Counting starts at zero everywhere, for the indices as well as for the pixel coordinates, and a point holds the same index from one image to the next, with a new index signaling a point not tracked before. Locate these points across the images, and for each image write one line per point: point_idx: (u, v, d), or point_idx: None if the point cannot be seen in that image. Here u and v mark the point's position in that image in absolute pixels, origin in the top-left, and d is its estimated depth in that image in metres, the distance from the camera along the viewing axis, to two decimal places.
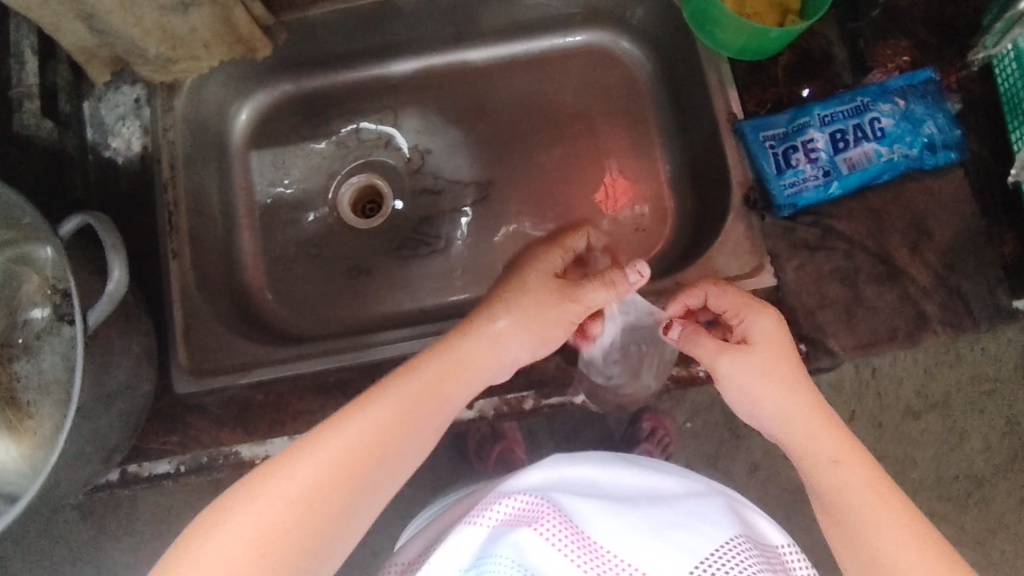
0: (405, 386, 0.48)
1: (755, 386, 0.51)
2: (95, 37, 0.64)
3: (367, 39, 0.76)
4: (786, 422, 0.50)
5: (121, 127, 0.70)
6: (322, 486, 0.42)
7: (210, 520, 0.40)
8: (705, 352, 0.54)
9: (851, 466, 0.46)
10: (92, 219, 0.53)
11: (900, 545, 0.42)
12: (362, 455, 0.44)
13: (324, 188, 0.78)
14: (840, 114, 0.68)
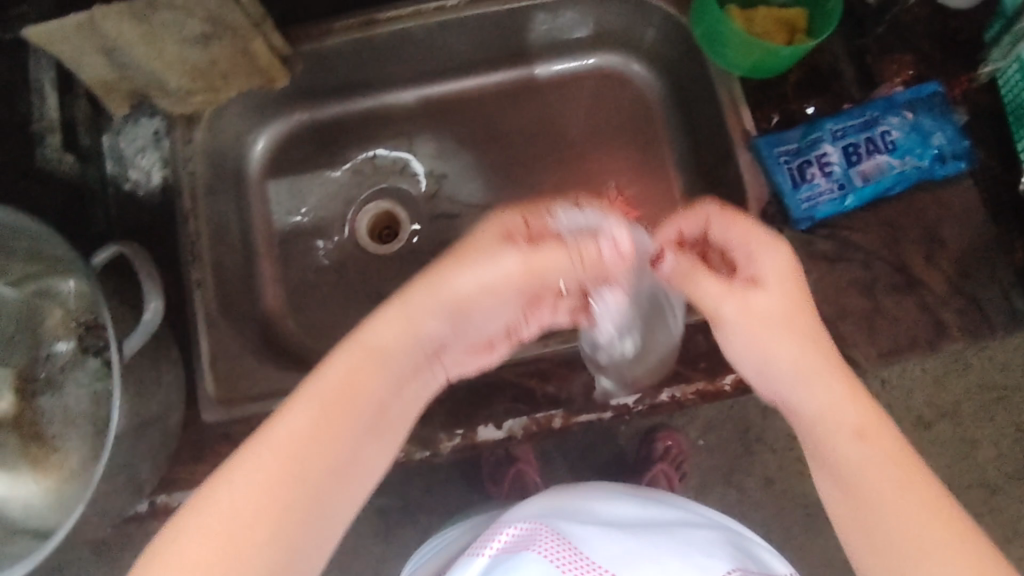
0: (316, 382, 0.42)
1: (759, 328, 0.48)
2: (117, 71, 0.65)
3: (383, 68, 0.77)
4: (800, 383, 0.47)
5: (141, 159, 0.70)
6: (269, 494, 0.39)
7: (169, 545, 0.36)
8: (706, 288, 0.50)
9: (876, 447, 0.43)
10: (126, 250, 0.53)
11: (923, 531, 0.40)
12: (307, 456, 0.40)
13: (341, 215, 0.79)
14: (851, 129, 0.70)
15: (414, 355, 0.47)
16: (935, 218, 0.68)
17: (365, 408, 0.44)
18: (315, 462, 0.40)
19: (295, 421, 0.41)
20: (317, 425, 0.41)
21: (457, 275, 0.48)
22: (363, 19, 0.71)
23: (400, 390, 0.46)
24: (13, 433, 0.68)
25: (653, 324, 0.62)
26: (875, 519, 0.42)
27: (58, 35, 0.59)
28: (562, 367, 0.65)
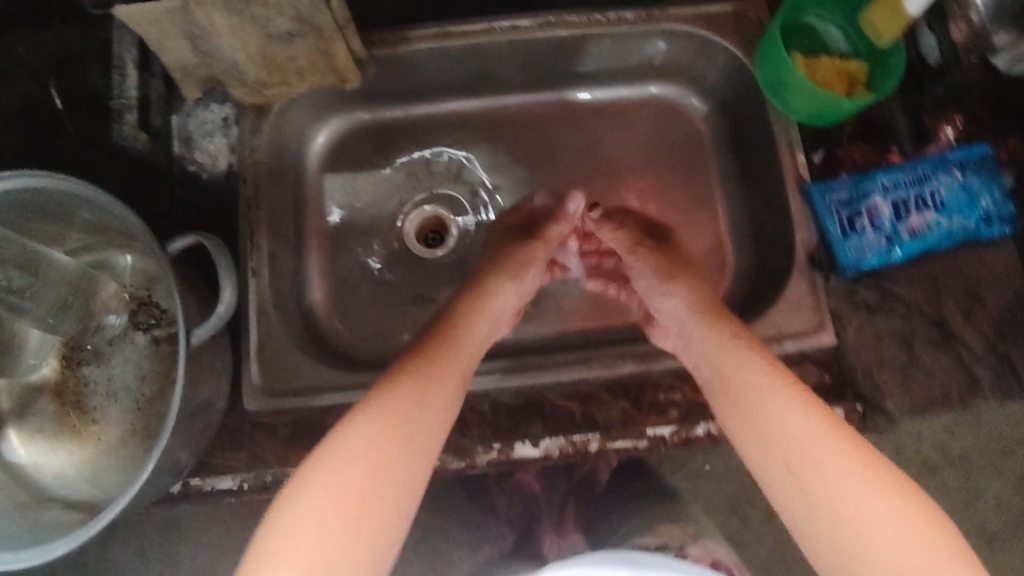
0: (409, 378, 0.54)
1: (736, 358, 0.59)
2: (199, 58, 0.67)
3: (448, 77, 0.78)
4: (743, 378, 0.57)
5: (208, 143, 0.71)
6: (377, 451, 0.49)
7: (290, 493, 0.47)
8: (667, 304, 0.68)
9: (791, 403, 0.54)
10: (205, 239, 0.57)
11: (829, 455, 0.49)
12: (393, 407, 0.51)
13: (392, 216, 0.79)
14: (902, 183, 0.71)
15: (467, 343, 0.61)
16: (976, 278, 0.70)
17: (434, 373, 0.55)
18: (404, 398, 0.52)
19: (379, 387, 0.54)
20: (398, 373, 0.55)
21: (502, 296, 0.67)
22: (439, 30, 0.73)
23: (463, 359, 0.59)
24: (54, 402, 0.68)
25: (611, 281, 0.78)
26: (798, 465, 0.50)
27: (148, 17, 0.60)
28: (603, 392, 0.67)
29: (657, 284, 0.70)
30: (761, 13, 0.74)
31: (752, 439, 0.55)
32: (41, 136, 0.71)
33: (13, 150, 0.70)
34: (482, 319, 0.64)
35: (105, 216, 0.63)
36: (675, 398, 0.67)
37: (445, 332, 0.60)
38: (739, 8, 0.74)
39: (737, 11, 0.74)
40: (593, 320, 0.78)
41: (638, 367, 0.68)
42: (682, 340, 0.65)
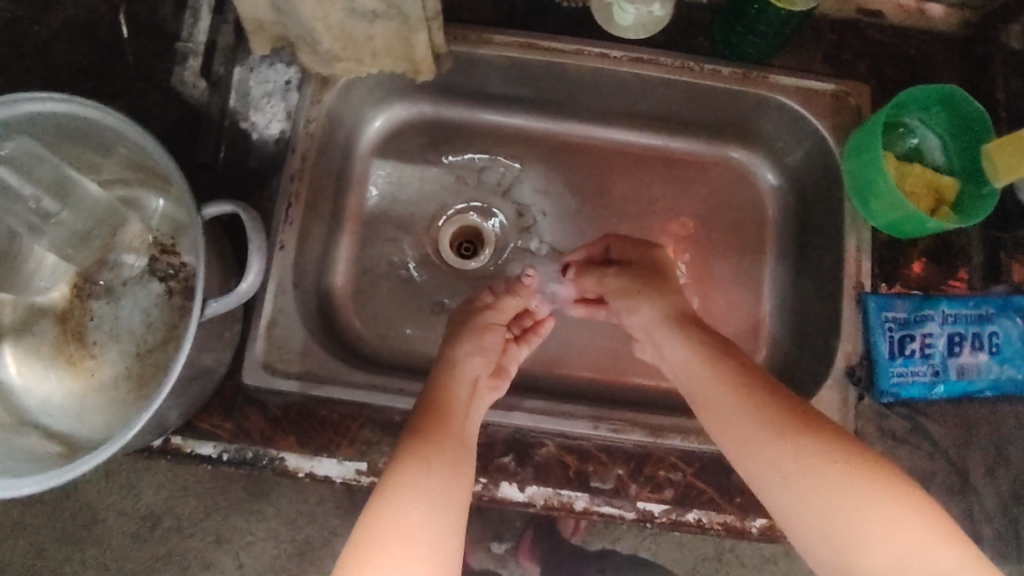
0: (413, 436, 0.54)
1: (693, 370, 0.58)
2: (278, 16, 0.63)
3: (523, 89, 0.74)
4: (687, 379, 0.58)
5: (265, 104, 0.68)
6: (416, 514, 0.48)
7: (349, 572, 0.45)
8: (637, 317, 0.64)
9: (729, 395, 0.54)
10: (243, 211, 0.55)
11: (816, 462, 0.49)
12: (423, 470, 0.51)
13: (432, 217, 0.77)
14: (963, 317, 0.68)
15: (460, 394, 0.59)
16: (1011, 430, 0.66)
17: (445, 421, 0.56)
18: (426, 449, 0.52)
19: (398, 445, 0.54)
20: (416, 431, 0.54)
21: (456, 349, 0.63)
22: (527, 41, 0.69)
23: (464, 410, 0.58)
24: (54, 327, 0.67)
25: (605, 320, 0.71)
26: (751, 466, 0.52)
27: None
28: (601, 454, 0.64)
29: (625, 299, 0.66)
30: (863, 101, 0.70)
31: (731, 440, 0.54)
32: (100, 55, 0.69)
33: (68, 62, 0.69)
34: (457, 385, 0.60)
35: (142, 155, 0.61)
36: (673, 478, 0.64)
37: (431, 389, 0.59)
38: (841, 90, 0.70)
39: (838, 92, 0.70)
40: (608, 372, 0.75)
41: (644, 438, 0.64)
42: (659, 351, 0.63)
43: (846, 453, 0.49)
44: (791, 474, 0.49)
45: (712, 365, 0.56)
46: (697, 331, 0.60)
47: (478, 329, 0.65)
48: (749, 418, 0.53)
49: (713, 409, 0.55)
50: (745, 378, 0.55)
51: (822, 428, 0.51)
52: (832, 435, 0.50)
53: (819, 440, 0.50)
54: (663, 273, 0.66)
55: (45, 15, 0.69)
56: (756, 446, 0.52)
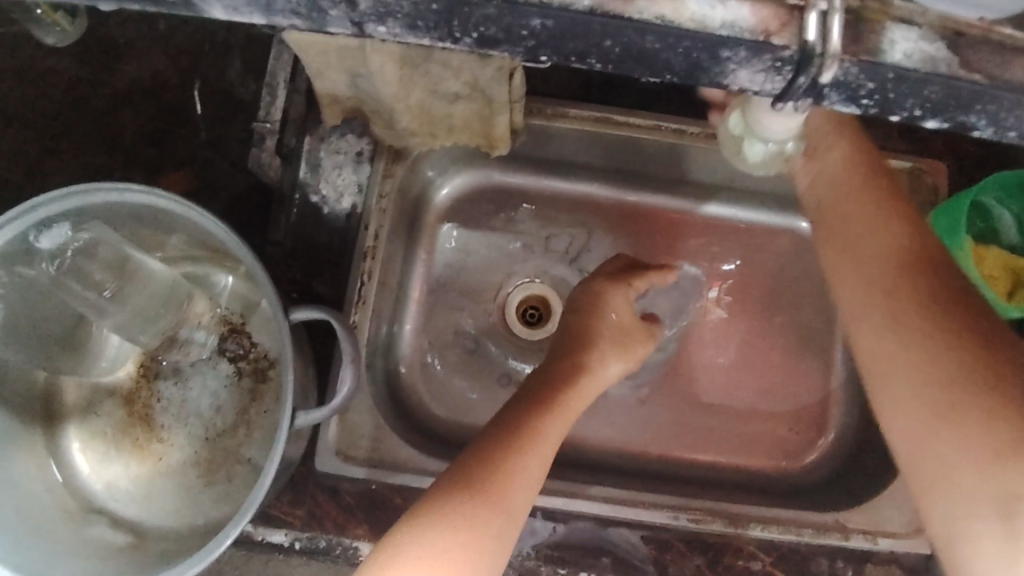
0: (489, 436, 0.55)
1: (870, 310, 0.52)
2: (355, 93, 0.61)
3: (596, 157, 0.73)
4: (878, 314, 0.51)
5: (336, 176, 0.66)
6: (464, 521, 0.51)
7: (389, 562, 0.49)
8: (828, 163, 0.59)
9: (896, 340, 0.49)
10: (335, 321, 0.54)
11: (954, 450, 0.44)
12: (477, 476, 0.53)
13: (496, 286, 0.75)
14: None
15: (568, 405, 0.60)
16: None
17: (534, 433, 0.56)
18: (496, 461, 0.53)
19: (477, 443, 0.55)
20: (507, 429, 0.56)
21: (591, 350, 0.64)
22: (604, 116, 0.69)
23: (558, 413, 0.58)
24: (120, 408, 0.64)
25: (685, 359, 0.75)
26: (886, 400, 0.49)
27: (316, 46, 0.55)
28: (682, 544, 0.64)
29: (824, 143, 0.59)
30: (940, 178, 0.70)
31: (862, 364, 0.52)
32: (168, 121, 0.67)
33: (134, 127, 0.67)
34: (575, 388, 0.61)
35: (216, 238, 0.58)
36: (752, 567, 0.64)
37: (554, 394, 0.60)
38: (919, 168, 0.70)
39: (915, 170, 0.70)
40: (681, 447, 0.73)
41: (725, 528, 0.64)
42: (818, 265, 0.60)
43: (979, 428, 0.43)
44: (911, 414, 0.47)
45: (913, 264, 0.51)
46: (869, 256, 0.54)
47: (616, 344, 0.66)
48: (903, 361, 0.48)
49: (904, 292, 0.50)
50: (938, 271, 0.50)
51: (996, 363, 0.45)
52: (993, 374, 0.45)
53: (978, 355, 0.46)
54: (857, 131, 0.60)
55: (109, 75, 0.67)
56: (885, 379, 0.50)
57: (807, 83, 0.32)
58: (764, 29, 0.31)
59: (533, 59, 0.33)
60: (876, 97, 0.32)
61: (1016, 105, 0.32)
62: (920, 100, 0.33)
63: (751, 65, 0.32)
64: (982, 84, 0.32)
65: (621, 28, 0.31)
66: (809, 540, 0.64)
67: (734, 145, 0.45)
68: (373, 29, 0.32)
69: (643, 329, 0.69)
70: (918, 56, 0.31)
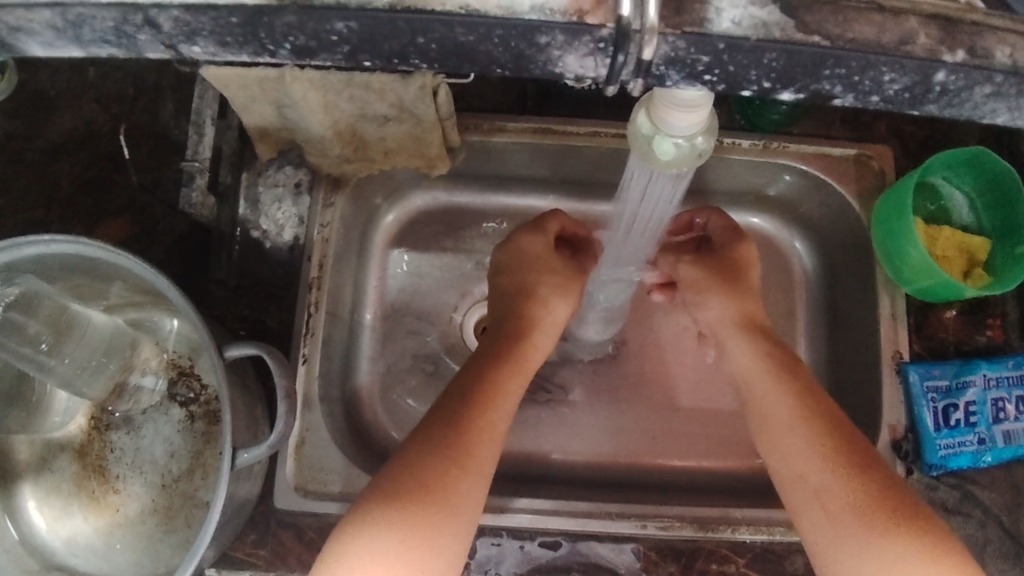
0: (449, 392, 0.54)
1: (758, 393, 0.59)
2: (284, 123, 0.61)
3: (542, 169, 0.73)
4: (777, 430, 0.56)
5: (276, 210, 0.66)
6: (433, 476, 0.49)
7: (361, 528, 0.47)
8: (707, 312, 0.65)
9: (828, 465, 0.52)
10: (268, 355, 0.54)
11: (869, 563, 0.48)
12: (443, 430, 0.51)
13: (452, 306, 0.74)
14: (1005, 380, 0.66)
15: (533, 364, 0.59)
16: None
17: (495, 395, 0.54)
18: (465, 422, 0.52)
19: (437, 409, 0.53)
20: (469, 382, 0.55)
21: (550, 310, 0.62)
22: (541, 126, 0.68)
23: (528, 375, 0.58)
24: (73, 462, 0.63)
25: (649, 362, 0.74)
26: (794, 500, 0.53)
27: (236, 81, 0.54)
28: (653, 554, 0.63)
29: (696, 292, 0.66)
30: (887, 163, 0.69)
31: (777, 459, 0.55)
32: (104, 169, 0.66)
33: (69, 177, 0.66)
34: (532, 349, 0.59)
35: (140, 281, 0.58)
36: (726, 571, 0.63)
37: (513, 351, 0.58)
38: (864, 154, 0.70)
39: (860, 156, 0.70)
40: (651, 454, 0.71)
41: (692, 534, 0.63)
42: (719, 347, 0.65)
43: (905, 541, 0.48)
44: (850, 537, 0.49)
45: (773, 378, 0.58)
46: (761, 340, 0.62)
47: (562, 291, 0.63)
48: (817, 473, 0.53)
49: (764, 412, 0.58)
50: (786, 376, 0.58)
51: (892, 490, 0.51)
52: (887, 484, 0.51)
53: (853, 475, 0.52)
54: (736, 269, 0.66)
55: (40, 127, 0.66)
56: (795, 479, 0.53)
57: (630, 61, 0.31)
58: (577, 10, 0.30)
59: (356, 63, 0.34)
60: (717, 71, 0.32)
61: (864, 66, 0.32)
62: (764, 70, 0.32)
63: (574, 49, 0.32)
64: (824, 46, 0.31)
65: (429, 24, 0.31)
66: (782, 538, 0.63)
67: (643, 146, 0.43)
68: (188, 49, 0.34)
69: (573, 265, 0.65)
70: (747, 22, 0.31)
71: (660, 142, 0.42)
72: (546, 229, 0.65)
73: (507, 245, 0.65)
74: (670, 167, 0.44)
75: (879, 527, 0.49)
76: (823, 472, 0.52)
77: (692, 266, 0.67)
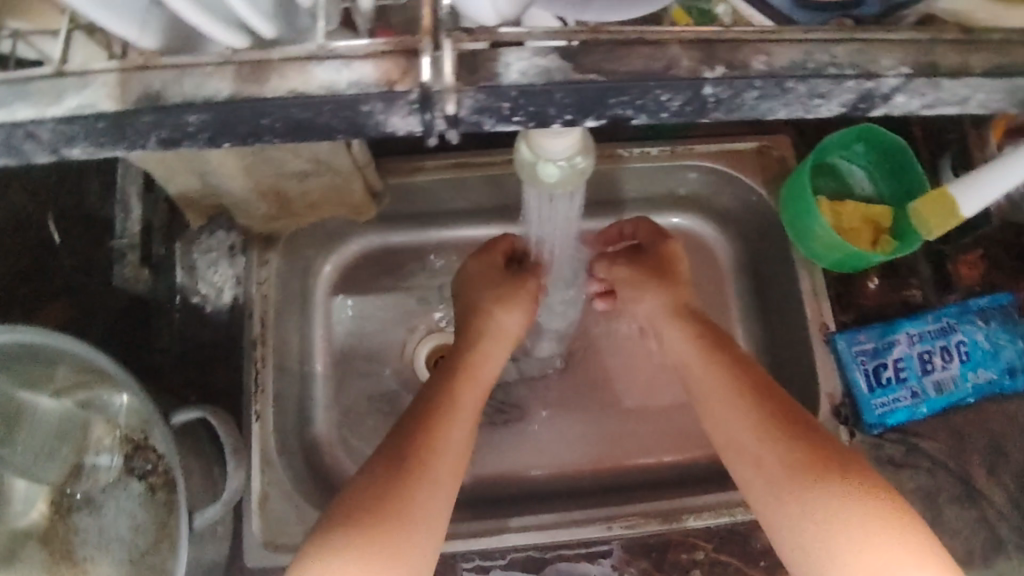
0: (407, 414, 0.57)
1: (694, 371, 0.62)
2: (207, 189, 0.63)
3: (467, 199, 0.76)
4: (712, 410, 0.59)
5: (213, 273, 0.67)
6: (387, 492, 0.51)
7: (319, 547, 0.48)
8: (641, 308, 0.69)
9: (764, 432, 0.55)
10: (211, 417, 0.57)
11: (810, 517, 0.50)
12: (401, 447, 0.53)
13: (401, 343, 0.76)
14: (927, 334, 0.69)
15: (484, 377, 0.61)
16: (999, 430, 0.68)
17: (452, 409, 0.57)
18: (421, 437, 0.54)
19: (393, 435, 0.55)
20: (426, 400, 0.57)
21: (502, 318, 0.65)
22: (459, 159, 0.71)
23: (483, 389, 0.61)
24: (41, 550, 0.63)
25: (599, 369, 0.76)
26: (741, 471, 0.56)
27: (156, 158, 0.57)
28: (622, 550, 0.65)
29: (631, 288, 0.70)
30: (785, 149, 0.73)
31: (720, 436, 0.58)
32: None
33: None
34: (484, 364, 0.62)
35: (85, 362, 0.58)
36: (696, 558, 0.65)
37: (465, 369, 0.61)
38: (764, 144, 0.74)
39: (762, 148, 0.74)
40: (614, 459, 0.73)
41: (660, 527, 0.64)
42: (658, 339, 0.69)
43: (838, 493, 0.50)
44: (789, 496, 0.52)
45: (706, 358, 0.62)
46: (693, 325, 0.65)
47: (512, 298, 0.66)
48: (754, 444, 0.55)
49: (700, 392, 0.61)
50: (713, 356, 0.61)
51: (823, 449, 0.53)
52: (821, 444, 0.53)
53: (785, 438, 0.54)
54: (668, 268, 0.70)
55: None
56: (739, 451, 0.56)
57: (441, 118, 0.32)
58: (388, 79, 0.31)
59: (218, 146, 0.34)
60: (523, 111, 0.33)
61: (644, 91, 0.32)
62: (561, 108, 0.33)
63: (395, 112, 0.32)
64: (602, 80, 0.31)
65: (264, 107, 0.32)
66: (744, 517, 0.65)
67: (530, 171, 0.45)
68: (70, 152, 0.34)
69: (524, 274, 0.68)
70: (533, 72, 0.31)
71: (552, 172, 0.44)
72: (495, 250, 0.68)
73: (467, 274, 0.68)
74: (556, 186, 0.47)
75: (813, 482, 0.51)
76: (759, 440, 0.55)
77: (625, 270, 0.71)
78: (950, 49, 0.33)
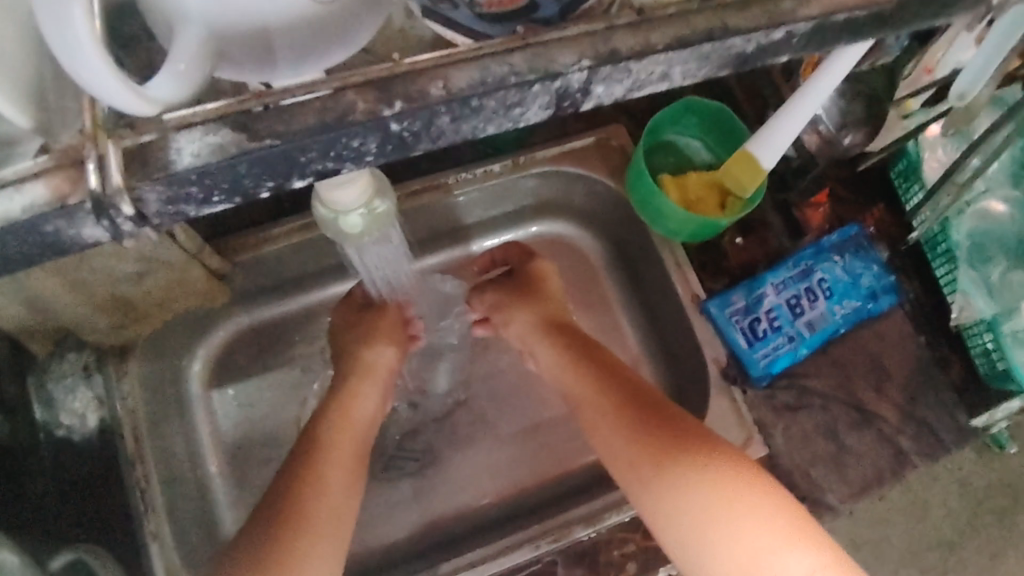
0: (286, 473, 0.55)
1: (568, 379, 0.63)
2: (41, 317, 0.59)
3: (326, 259, 0.75)
4: (587, 405, 0.60)
5: (72, 400, 0.62)
6: (278, 554, 0.49)
7: None
8: (512, 327, 0.69)
9: (640, 416, 0.57)
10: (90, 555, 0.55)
11: (693, 491, 0.52)
12: (284, 506, 0.52)
13: (296, 418, 0.74)
14: (790, 280, 0.72)
15: (358, 427, 0.60)
16: (875, 351, 0.72)
17: (334, 464, 0.55)
18: (303, 496, 0.52)
19: (276, 494, 0.53)
20: (306, 453, 0.56)
21: (369, 351, 0.64)
22: (300, 224, 0.70)
23: (362, 437, 0.59)
24: None
25: (498, 391, 0.76)
26: (617, 456, 0.57)
27: None
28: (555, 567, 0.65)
29: (501, 309, 0.70)
30: (623, 138, 0.76)
31: (596, 427, 0.59)
32: None
33: None
34: (359, 411, 0.61)
35: None
36: (629, 552, 0.65)
37: (343, 421, 0.59)
38: (603, 136, 0.76)
39: (601, 139, 0.76)
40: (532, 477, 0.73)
41: (587, 531, 0.65)
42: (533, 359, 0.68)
43: (717, 468, 0.53)
44: (663, 476, 0.54)
45: (579, 364, 0.63)
46: (564, 338, 0.65)
47: (371, 334, 0.65)
48: (629, 430, 0.57)
49: (575, 394, 0.62)
50: (585, 360, 0.63)
51: (694, 431, 0.55)
52: (694, 429, 0.56)
53: (660, 422, 0.56)
54: (535, 284, 0.70)
55: None
56: (615, 437, 0.57)
57: (129, 220, 0.30)
58: (58, 194, 0.29)
59: None
60: (219, 190, 0.31)
61: (329, 145, 0.31)
62: (258, 179, 0.31)
63: (87, 223, 0.30)
64: (276, 144, 0.30)
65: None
66: None
67: (333, 226, 0.45)
68: None
69: (393, 318, 0.67)
70: (205, 150, 0.30)
71: (363, 225, 0.45)
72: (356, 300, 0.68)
73: (335, 324, 0.67)
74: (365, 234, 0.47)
75: (688, 459, 0.53)
76: (635, 424, 0.57)
77: (491, 291, 0.71)
78: (623, 33, 0.32)
